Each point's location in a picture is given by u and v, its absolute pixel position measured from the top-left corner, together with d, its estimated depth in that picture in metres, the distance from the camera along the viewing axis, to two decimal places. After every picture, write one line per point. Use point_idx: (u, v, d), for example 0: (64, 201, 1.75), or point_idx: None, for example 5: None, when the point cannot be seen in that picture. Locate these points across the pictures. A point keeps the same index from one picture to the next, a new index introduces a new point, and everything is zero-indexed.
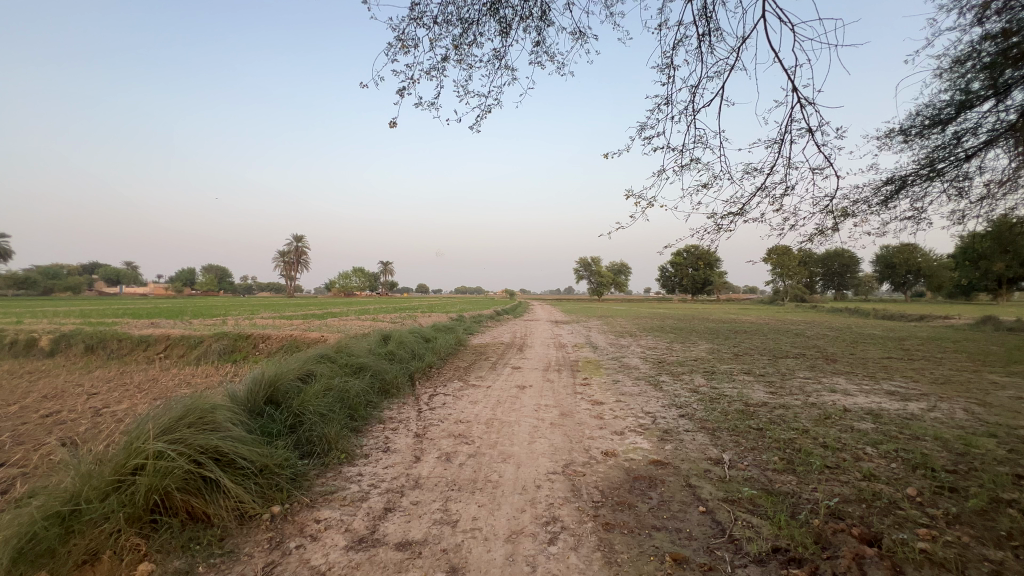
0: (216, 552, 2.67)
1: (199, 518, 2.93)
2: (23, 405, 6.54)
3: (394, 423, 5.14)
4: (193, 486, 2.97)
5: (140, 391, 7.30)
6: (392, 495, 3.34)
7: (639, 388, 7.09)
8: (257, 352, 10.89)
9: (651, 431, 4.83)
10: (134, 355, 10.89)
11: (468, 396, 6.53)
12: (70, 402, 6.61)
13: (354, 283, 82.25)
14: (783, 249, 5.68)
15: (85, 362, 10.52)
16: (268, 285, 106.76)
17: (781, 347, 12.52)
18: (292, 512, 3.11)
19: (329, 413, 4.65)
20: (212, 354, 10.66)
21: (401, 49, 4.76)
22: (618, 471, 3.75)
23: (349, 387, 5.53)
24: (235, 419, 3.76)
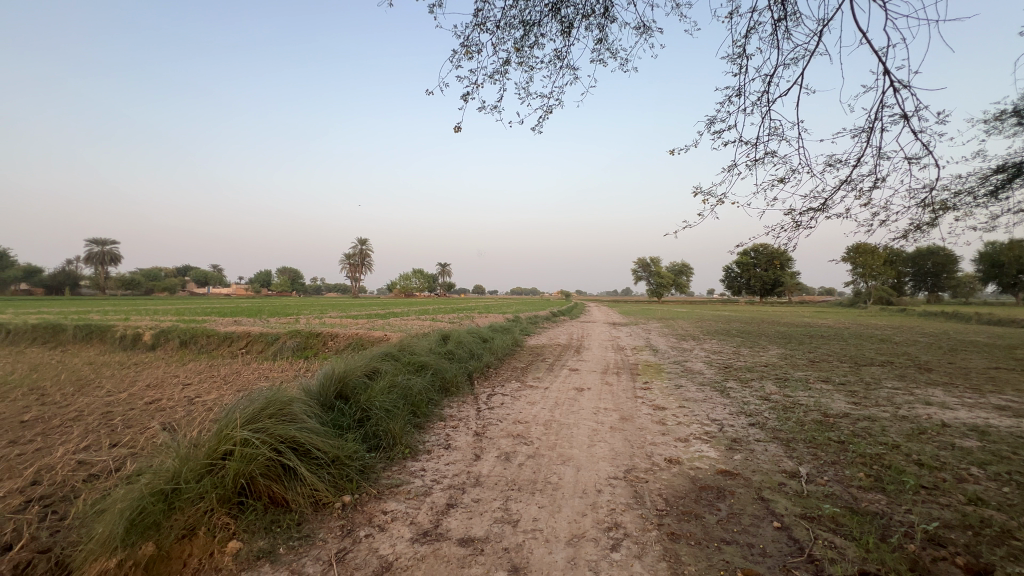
0: (294, 535, 2.86)
1: (280, 503, 3.14)
2: (132, 392, 7.36)
3: (455, 421, 5.26)
4: (274, 473, 3.20)
5: (226, 383, 7.97)
6: (454, 491, 3.41)
7: (705, 394, 6.79)
8: (327, 349, 11.54)
9: (718, 440, 4.61)
10: (220, 349, 11.92)
11: (526, 396, 6.55)
12: (168, 392, 7.34)
13: (414, 284, 85.13)
14: (868, 248, 5.26)
15: (180, 355, 11.65)
16: (335, 286, 112.91)
17: (865, 353, 11.52)
18: (361, 503, 3.27)
19: (394, 409, 4.84)
20: (286, 349, 11.44)
21: (465, 55, 4.91)
22: (683, 480, 3.61)
23: (412, 384, 5.71)
24: (309, 412, 4.00)
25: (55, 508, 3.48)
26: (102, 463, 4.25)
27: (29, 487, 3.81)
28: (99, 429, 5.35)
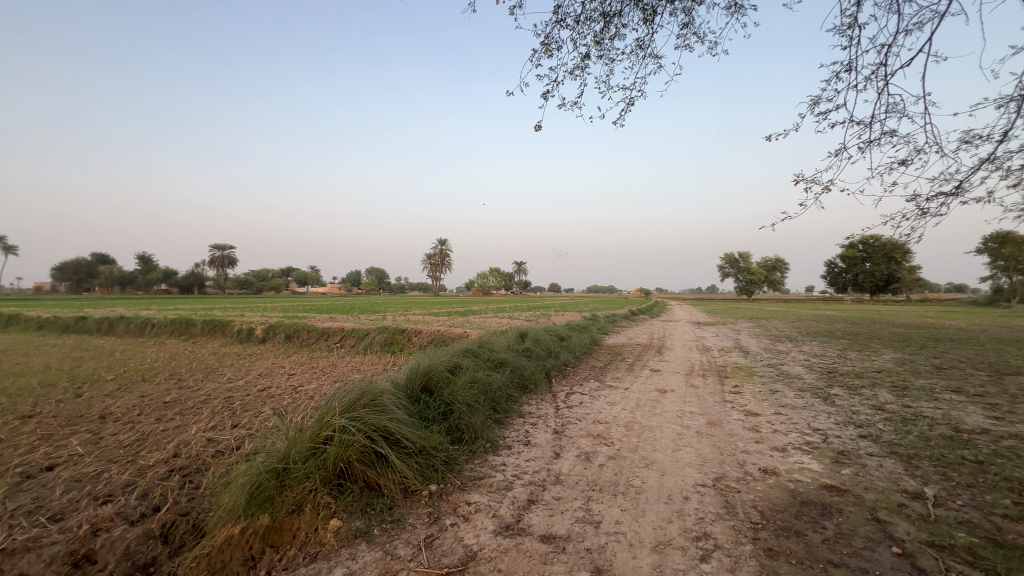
0: (387, 518, 3.05)
1: (374, 488, 3.37)
2: (248, 380, 8.31)
3: (534, 418, 5.31)
4: (369, 459, 3.44)
5: (323, 374, 8.72)
6: (534, 488, 3.44)
7: (804, 401, 6.22)
8: (411, 344, 12.18)
9: (821, 452, 4.20)
10: (319, 343, 13.05)
11: (606, 396, 6.43)
12: (276, 380, 8.20)
13: (491, 283, 86.95)
14: (1012, 237, 4.53)
15: (286, 347, 12.94)
16: (418, 285, 118.86)
17: (1008, 360, 9.89)
18: (447, 493, 3.41)
19: (475, 404, 4.99)
20: (375, 344, 12.25)
21: (545, 54, 5.02)
22: (781, 493, 3.33)
23: (492, 380, 5.85)
24: (399, 403, 4.24)
25: (191, 477, 4.04)
26: (226, 441, 4.85)
27: (172, 458, 4.45)
28: (223, 411, 6.12)
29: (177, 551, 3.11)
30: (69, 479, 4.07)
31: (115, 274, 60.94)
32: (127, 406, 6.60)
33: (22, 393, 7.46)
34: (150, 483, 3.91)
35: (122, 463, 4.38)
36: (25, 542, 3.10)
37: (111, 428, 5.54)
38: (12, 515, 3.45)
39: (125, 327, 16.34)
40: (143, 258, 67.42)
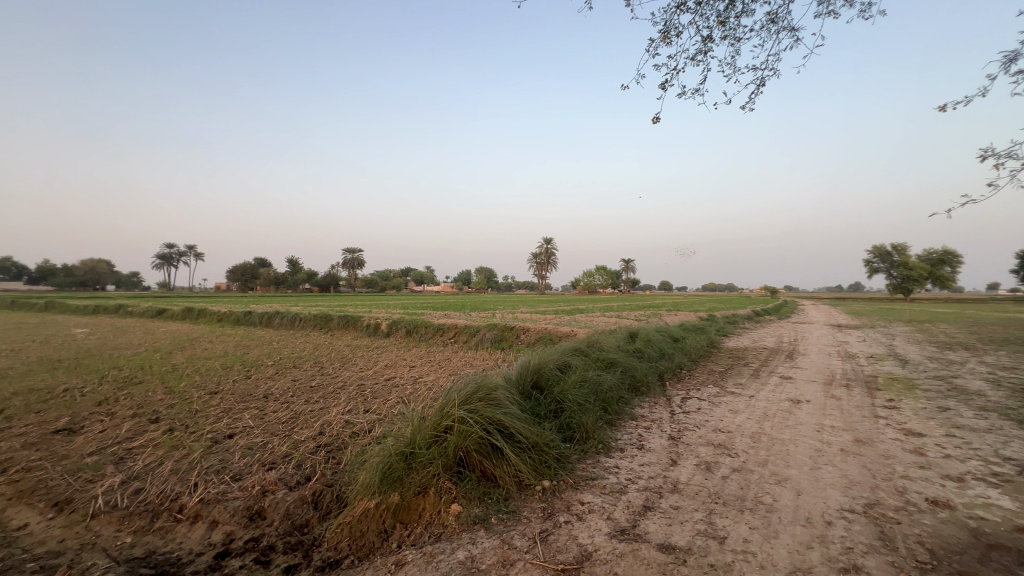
0: (503, 508, 3.18)
1: (490, 478, 3.52)
2: (375, 370, 9.22)
3: (647, 422, 5.12)
4: (485, 451, 3.59)
5: (440, 368, 9.32)
6: (650, 494, 3.32)
7: (988, 422, 5.13)
8: (519, 342, 12.50)
9: (1015, 487, 3.43)
10: (435, 338, 14.00)
11: (727, 403, 5.95)
12: (399, 372, 8.97)
13: (597, 282, 85.44)
14: None
15: (407, 341, 14.08)
16: (524, 284, 121.37)
17: None
18: (560, 490, 3.44)
19: (586, 403, 4.95)
20: (486, 341, 12.78)
21: (664, 41, 5.00)
22: (958, 531, 2.79)
23: (602, 380, 5.76)
24: (511, 398, 4.36)
25: (334, 454, 4.60)
26: (361, 424, 5.45)
27: (318, 436, 5.11)
28: (357, 396, 6.87)
29: (325, 516, 3.57)
30: (244, 446, 4.89)
31: (272, 275, 71.66)
32: (283, 388, 7.74)
33: (210, 373, 9.15)
34: (303, 455, 4.54)
35: (281, 436, 5.15)
36: (216, 495, 3.80)
37: (272, 406, 6.54)
38: (206, 472, 4.25)
39: (280, 320, 19.16)
40: (292, 262, 78.25)
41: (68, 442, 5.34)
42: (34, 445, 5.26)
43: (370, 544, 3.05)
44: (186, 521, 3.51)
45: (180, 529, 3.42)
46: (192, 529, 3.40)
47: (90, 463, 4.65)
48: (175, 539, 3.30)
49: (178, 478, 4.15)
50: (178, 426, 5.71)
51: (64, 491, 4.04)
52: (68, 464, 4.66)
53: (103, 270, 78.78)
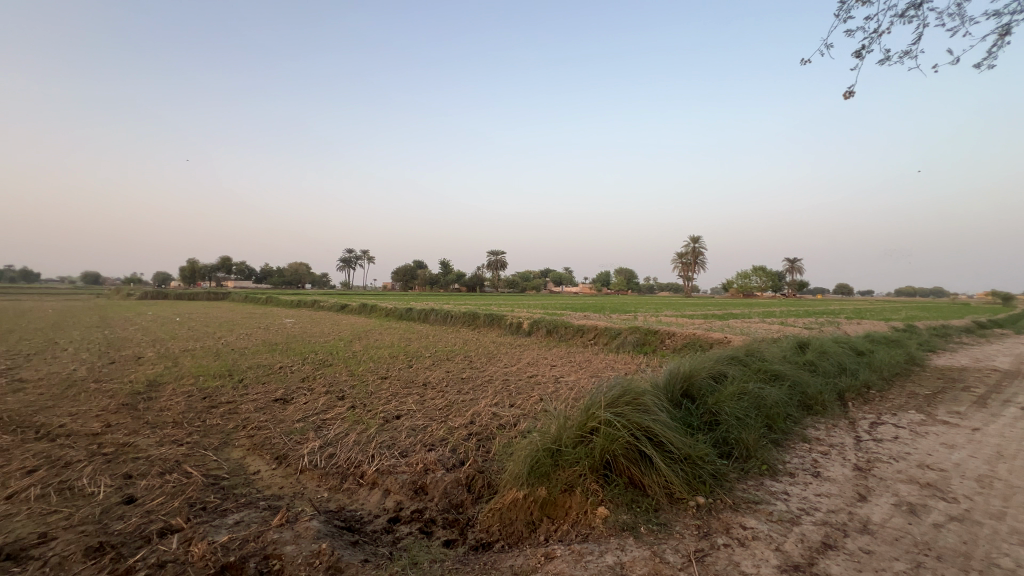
0: (653, 519, 3.05)
1: (638, 486, 3.41)
2: (519, 367, 9.64)
3: (823, 446, 4.42)
4: (633, 457, 3.48)
5: (581, 368, 9.33)
6: (832, 530, 2.86)
7: None
8: (664, 347, 11.87)
9: None
10: (575, 339, 14.07)
11: (938, 435, 4.83)
12: (541, 370, 9.23)
13: (754, 283, 76.69)
14: None
15: (548, 341, 14.42)
16: (667, 286, 114.86)
17: None
18: (717, 509, 3.17)
19: (746, 418, 4.47)
20: (628, 344, 12.42)
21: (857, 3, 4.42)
22: None
23: (765, 394, 5.14)
24: (661, 405, 4.15)
25: (483, 443, 4.92)
26: (508, 417, 5.74)
27: (470, 424, 5.53)
28: (503, 391, 7.25)
29: (477, 499, 3.85)
30: (409, 427, 5.53)
31: (428, 276, 79.77)
32: (439, 378, 8.56)
33: (381, 361, 10.56)
34: (457, 441, 4.96)
35: (439, 421, 5.69)
36: (388, 466, 4.36)
37: (431, 393, 7.27)
38: (381, 446, 4.91)
39: (435, 316, 21.20)
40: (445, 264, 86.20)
41: (283, 409, 6.67)
42: (262, 409, 6.69)
43: (519, 532, 3.20)
44: (366, 486, 4.09)
45: (362, 492, 4.01)
46: (372, 493, 3.97)
47: (298, 428, 5.74)
48: (358, 500, 3.88)
49: (359, 448, 4.88)
50: (359, 404, 6.71)
51: (282, 448, 5.05)
52: (284, 427, 5.81)
53: (303, 271, 96.56)
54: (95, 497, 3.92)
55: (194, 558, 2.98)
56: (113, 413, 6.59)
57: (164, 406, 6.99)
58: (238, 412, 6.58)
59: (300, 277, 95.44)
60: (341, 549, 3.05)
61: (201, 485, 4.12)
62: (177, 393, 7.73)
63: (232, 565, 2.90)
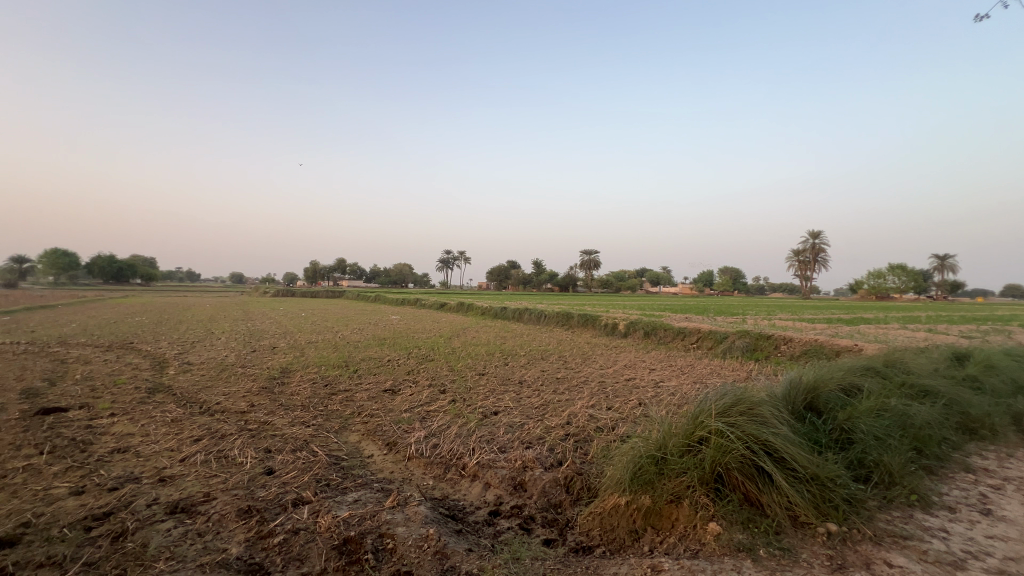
0: (774, 543, 2.79)
1: (756, 504, 3.12)
2: (615, 369, 9.39)
3: (995, 480, 3.69)
4: (749, 472, 3.21)
5: (683, 373, 8.84)
6: None
7: None
8: (779, 353, 10.81)
9: None
10: (676, 342, 13.37)
11: None
12: (640, 373, 8.90)
13: (890, 284, 66.67)
14: None
15: (645, 343, 13.88)
16: (781, 286, 104.18)
17: None
18: (853, 540, 2.80)
19: (888, 439, 3.90)
20: (736, 349, 11.50)
21: None
22: None
23: (913, 411, 4.43)
24: (781, 417, 3.77)
25: (580, 444, 4.86)
26: (605, 420, 5.61)
27: (567, 425, 5.50)
28: (599, 393, 7.11)
29: (575, 501, 3.81)
30: (507, 423, 5.65)
31: (521, 276, 81.18)
32: (534, 377, 8.64)
33: (478, 358, 10.94)
34: (555, 441, 4.96)
35: (535, 420, 5.74)
36: (488, 460, 4.50)
37: (527, 391, 7.37)
38: (480, 440, 5.07)
39: (529, 316, 21.47)
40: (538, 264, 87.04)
41: (392, 399, 7.20)
42: (373, 398, 7.29)
43: (622, 540, 3.10)
44: (468, 478, 4.26)
45: (464, 483, 4.17)
46: (473, 485, 4.12)
47: (405, 417, 6.15)
48: (460, 491, 4.05)
49: (461, 441, 5.09)
50: (459, 398, 7.02)
51: (391, 435, 5.45)
52: (393, 416, 6.27)
53: (407, 272, 103.83)
54: (244, 466, 4.56)
55: (321, 529, 3.32)
56: (256, 395, 7.63)
57: (294, 391, 7.92)
58: (354, 400, 7.24)
59: (404, 277, 102.48)
60: (447, 537, 3.19)
61: (325, 463, 4.59)
62: (304, 380, 8.71)
63: (352, 539, 3.18)
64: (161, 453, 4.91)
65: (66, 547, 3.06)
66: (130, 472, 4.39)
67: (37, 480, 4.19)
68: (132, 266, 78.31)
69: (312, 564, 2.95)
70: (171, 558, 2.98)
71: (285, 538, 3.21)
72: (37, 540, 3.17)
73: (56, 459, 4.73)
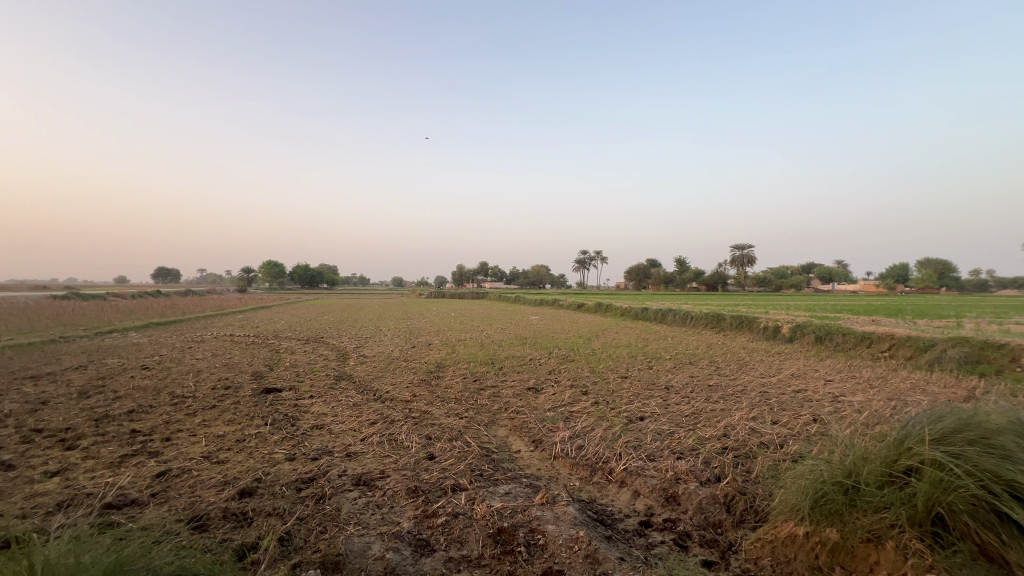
0: None
1: (997, 560, 2.47)
2: (779, 378, 8.29)
3: None
4: (985, 518, 2.56)
5: (872, 387, 7.43)
6: None
7: None
8: (1017, 368, 8.41)
9: None
10: (859, 349, 11.32)
11: None
12: (812, 384, 7.73)
13: None
14: None
15: (817, 350, 12.02)
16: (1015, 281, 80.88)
17: None
18: None
19: None
20: (948, 360, 9.28)
21: None
22: None
23: None
24: None
25: (742, 461, 4.38)
26: (771, 436, 4.98)
27: (723, 437, 5.02)
28: (761, 404, 6.35)
29: (739, 523, 3.44)
30: (654, 430, 5.37)
31: (662, 275, 77.15)
32: (683, 383, 8.10)
33: (620, 360, 10.66)
34: (710, 454, 4.56)
35: (686, 429, 5.36)
36: (636, 467, 4.33)
37: (674, 398, 6.95)
38: (627, 445, 4.92)
39: (673, 317, 20.23)
40: (681, 262, 81.67)
41: (536, 397, 7.42)
42: (518, 395, 7.60)
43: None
44: (616, 484, 4.15)
45: (612, 488, 4.08)
46: (621, 492, 3.99)
47: (549, 416, 6.27)
48: (609, 495, 3.97)
49: (606, 444, 4.99)
50: (602, 401, 6.92)
51: (537, 433, 5.60)
52: (537, 414, 6.45)
53: (544, 273, 106.49)
54: (410, 449, 5.12)
55: (478, 516, 3.55)
56: (417, 386, 8.54)
57: (448, 385, 8.66)
58: (500, 396, 7.64)
59: (541, 278, 105.17)
60: (597, 541, 3.16)
61: (478, 454, 4.91)
62: (457, 375, 9.48)
63: (506, 530, 3.34)
64: (347, 432, 5.80)
65: (285, 502, 3.79)
66: (325, 446, 5.27)
67: (265, 445, 5.28)
68: (321, 274, 94.31)
69: (471, 548, 3.16)
70: (358, 523, 3.48)
71: (447, 520, 3.51)
72: (266, 493, 3.98)
73: (276, 429, 5.91)
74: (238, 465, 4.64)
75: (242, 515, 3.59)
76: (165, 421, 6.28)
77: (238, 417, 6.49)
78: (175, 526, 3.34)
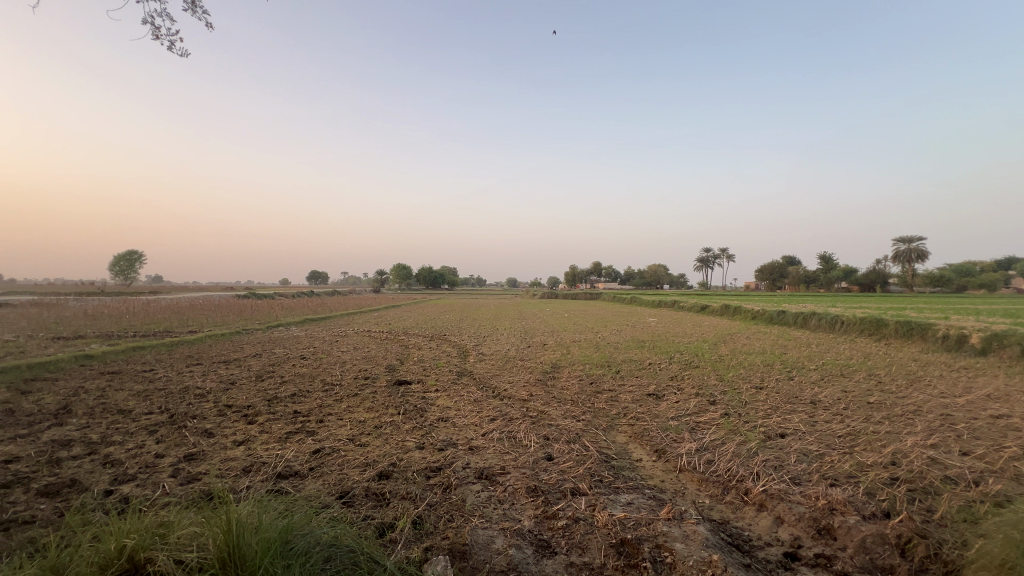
0: None
1: None
2: (969, 399, 6.77)
3: None
4: None
5: None
6: None
7: None
8: None
9: None
10: None
11: None
12: (1018, 408, 6.19)
13: None
14: None
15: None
16: None
17: None
18: None
19: None
20: None
21: None
22: None
23: None
24: None
25: (920, 496, 3.65)
26: (959, 469, 4.08)
27: (892, 465, 4.23)
28: (943, 429, 5.25)
29: (919, 572, 2.85)
30: (799, 451, 4.73)
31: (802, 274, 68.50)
32: (834, 398, 7.03)
33: (753, 368, 9.64)
34: (876, 484, 3.88)
35: (841, 452, 4.63)
36: (779, 491, 3.85)
37: (823, 414, 6.07)
38: (765, 464, 4.41)
39: (817, 322, 17.80)
40: (826, 259, 71.70)
41: (656, 404, 7.04)
42: (637, 400, 7.28)
43: None
44: (753, 506, 3.74)
45: (749, 511, 3.68)
46: (760, 516, 3.58)
47: (672, 425, 5.89)
48: (746, 519, 3.57)
49: (741, 461, 4.53)
50: (733, 413, 6.30)
51: (659, 442, 5.30)
52: (659, 422, 6.10)
53: (663, 273, 101.78)
54: (528, 448, 5.21)
55: (600, 523, 3.46)
56: (533, 386, 8.67)
57: (565, 386, 8.63)
58: (618, 401, 7.39)
59: (657, 279, 100.13)
60: (734, 568, 2.86)
61: (597, 459, 4.79)
62: (573, 377, 9.41)
63: (629, 541, 3.20)
64: (469, 426, 6.09)
65: (416, 488, 4.10)
66: (450, 438, 5.60)
67: (398, 433, 5.79)
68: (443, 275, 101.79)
69: (593, 556, 3.09)
70: (481, 516, 3.60)
71: (567, 523, 3.48)
72: (401, 477, 4.36)
73: (407, 419, 6.45)
74: (376, 449, 5.15)
75: (381, 495, 3.96)
76: (319, 404, 7.24)
77: (376, 405, 7.21)
78: (328, 499, 3.81)
